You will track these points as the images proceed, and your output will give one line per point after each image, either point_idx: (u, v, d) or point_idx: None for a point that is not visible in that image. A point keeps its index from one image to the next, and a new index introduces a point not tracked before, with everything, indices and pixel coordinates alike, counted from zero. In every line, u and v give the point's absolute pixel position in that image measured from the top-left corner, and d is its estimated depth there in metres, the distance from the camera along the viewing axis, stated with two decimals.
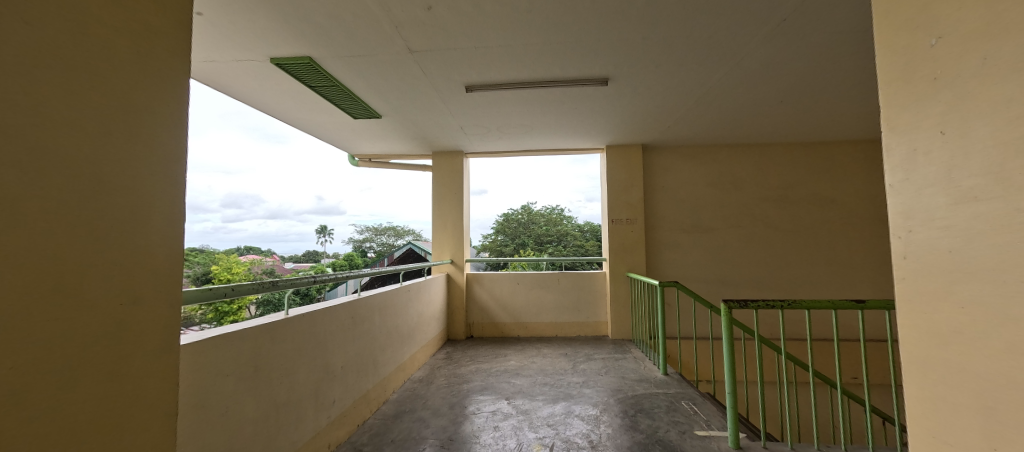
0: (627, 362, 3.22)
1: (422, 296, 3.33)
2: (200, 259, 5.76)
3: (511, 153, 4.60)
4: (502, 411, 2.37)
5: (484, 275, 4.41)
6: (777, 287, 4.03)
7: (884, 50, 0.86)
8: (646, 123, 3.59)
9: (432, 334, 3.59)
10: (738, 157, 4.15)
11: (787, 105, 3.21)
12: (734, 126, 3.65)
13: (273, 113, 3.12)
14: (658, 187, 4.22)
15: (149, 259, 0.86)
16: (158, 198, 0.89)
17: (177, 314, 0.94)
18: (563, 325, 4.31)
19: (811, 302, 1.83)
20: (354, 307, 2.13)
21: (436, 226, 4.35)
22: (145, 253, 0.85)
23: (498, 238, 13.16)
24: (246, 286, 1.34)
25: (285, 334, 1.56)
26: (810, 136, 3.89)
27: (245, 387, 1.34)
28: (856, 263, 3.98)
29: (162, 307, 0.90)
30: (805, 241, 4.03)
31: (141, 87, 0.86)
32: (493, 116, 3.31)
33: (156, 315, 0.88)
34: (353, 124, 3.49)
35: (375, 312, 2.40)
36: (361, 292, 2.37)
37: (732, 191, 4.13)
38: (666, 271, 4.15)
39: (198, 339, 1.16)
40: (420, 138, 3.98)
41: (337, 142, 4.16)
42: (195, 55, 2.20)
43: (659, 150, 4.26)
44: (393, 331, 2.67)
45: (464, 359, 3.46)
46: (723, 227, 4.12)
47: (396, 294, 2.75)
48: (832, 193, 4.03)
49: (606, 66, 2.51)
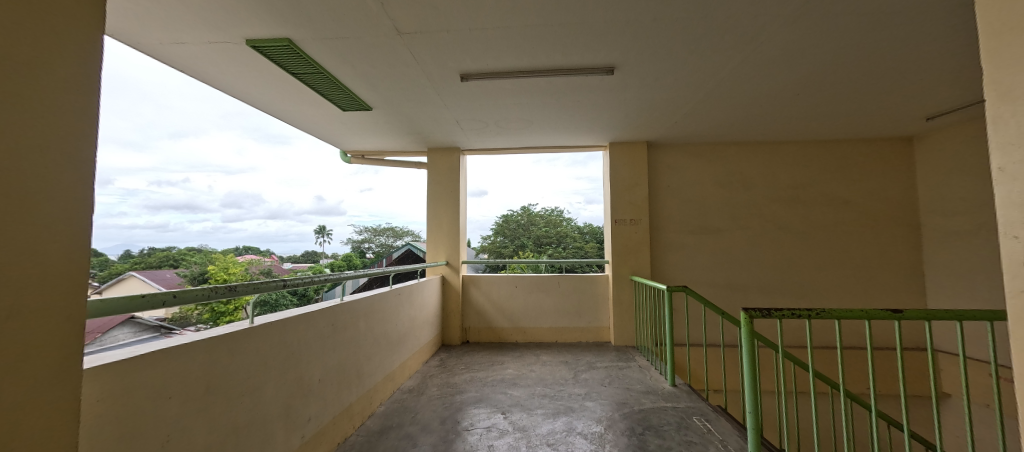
0: (632, 372, 3.02)
1: (414, 299, 3.13)
2: (195, 260, 5.68)
3: (510, 150, 4.41)
4: (498, 428, 2.17)
5: (481, 278, 4.22)
6: (788, 291, 3.85)
7: (987, 11, 0.79)
8: (652, 118, 3.41)
9: (425, 340, 3.39)
10: (747, 155, 3.97)
11: (800, 99, 3.04)
12: (744, 121, 3.48)
13: (255, 103, 2.92)
14: (663, 187, 4.03)
15: (10, 260, 0.65)
16: (33, 179, 0.68)
17: (63, 328, 0.74)
18: (563, 330, 4.11)
19: (842, 312, 1.64)
20: (335, 312, 1.94)
21: (431, 226, 4.17)
22: (5, 251, 0.64)
23: (497, 239, 12.99)
24: (193, 293, 1.11)
25: (249, 345, 1.37)
26: (823, 133, 3.71)
27: (194, 409, 1.15)
28: (871, 267, 3.79)
29: (35, 322, 0.69)
30: (817, 243, 3.85)
31: (5, 34, 0.66)
32: (490, 108, 3.12)
33: (22, 332, 0.67)
34: (342, 117, 3.30)
35: (360, 318, 2.20)
36: (345, 296, 2.17)
37: (740, 191, 3.95)
38: (671, 274, 3.96)
39: (122, 358, 0.95)
40: (414, 133, 3.80)
41: (328, 136, 3.96)
42: (163, 36, 2.01)
43: (665, 147, 4.08)
44: (380, 338, 2.47)
45: (458, 367, 3.26)
46: (731, 228, 3.94)
47: (384, 298, 2.55)
48: (846, 193, 3.85)
49: (612, 52, 2.32)
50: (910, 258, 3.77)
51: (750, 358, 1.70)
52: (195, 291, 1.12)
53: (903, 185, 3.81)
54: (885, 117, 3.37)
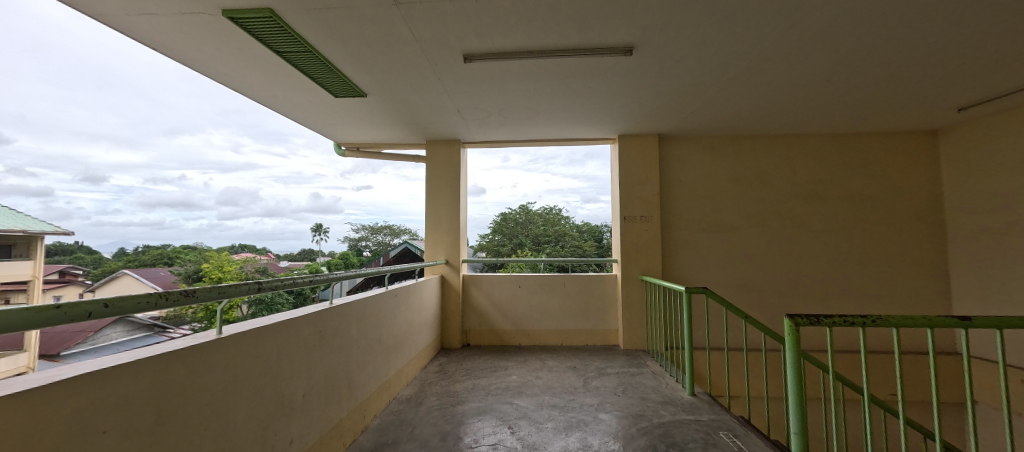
0: (646, 379, 2.82)
1: (411, 301, 2.91)
2: (193, 257, 6.23)
3: (513, 143, 4.19)
4: (505, 446, 1.95)
5: (482, 277, 4.01)
6: (806, 292, 3.65)
7: None
8: (666, 108, 3.21)
9: (423, 344, 3.18)
10: (763, 149, 3.77)
11: (826, 86, 2.84)
12: (763, 111, 3.27)
13: (238, 87, 2.69)
14: (675, 183, 3.83)
15: None
16: None
17: None
18: (569, 332, 3.90)
19: (903, 319, 1.43)
20: (323, 318, 1.72)
21: (430, 223, 3.95)
22: None
23: (495, 238, 12.80)
24: (132, 301, 0.88)
25: (217, 361, 1.14)
26: (844, 125, 3.52)
27: (142, 445, 0.92)
28: (894, 267, 3.61)
29: None
30: (836, 242, 3.66)
31: None
32: (494, 95, 2.91)
33: None
34: (334, 104, 3.07)
35: (352, 322, 1.98)
36: (335, 299, 1.94)
37: (756, 187, 3.75)
38: (683, 274, 3.76)
39: (32, 387, 0.72)
40: (412, 124, 3.57)
41: (319, 127, 3.72)
42: (127, 5, 1.77)
43: (677, 141, 3.88)
44: (375, 344, 2.25)
45: (459, 374, 3.04)
46: (747, 226, 3.74)
47: (379, 300, 2.32)
48: (867, 189, 3.66)
49: (633, 30, 2.10)
50: (934, 257, 3.59)
51: (796, 371, 1.50)
52: (135, 299, 0.89)
53: (926, 181, 3.63)
54: (912, 107, 3.18)
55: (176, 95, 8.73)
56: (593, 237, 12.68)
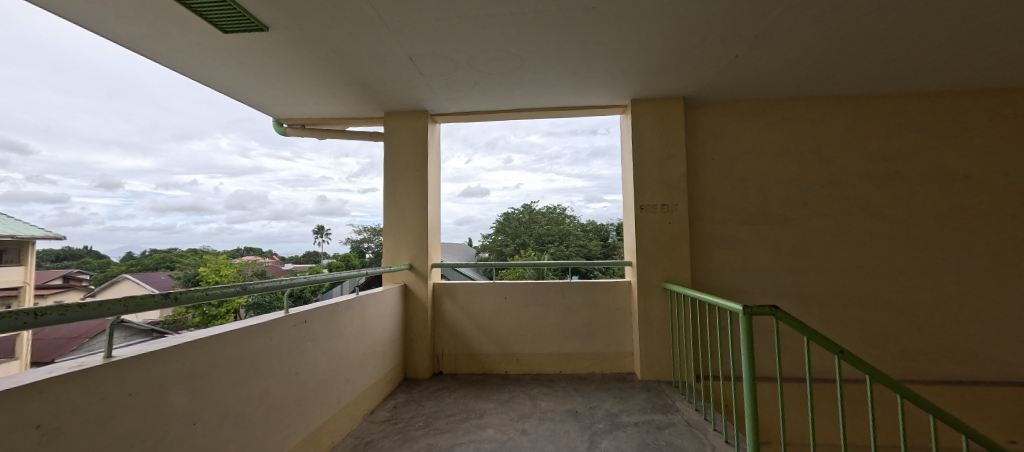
0: (680, 440, 1.93)
1: (341, 325, 2.04)
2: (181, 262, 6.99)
3: (496, 117, 3.35)
4: None
5: (458, 287, 3.14)
6: (885, 305, 2.74)
7: None
8: (696, 53, 2.33)
9: (366, 382, 2.31)
10: (822, 115, 2.87)
11: (942, 10, 1.92)
12: (832, 57, 2.37)
13: (77, 13, 1.89)
14: (704, 160, 2.94)
15: None
16: None
17: None
18: (569, 357, 3.02)
19: None
20: (58, 397, 0.83)
21: (391, 218, 3.09)
22: None
23: (498, 238, 12.07)
24: None
25: None
26: (939, 79, 2.60)
27: None
28: (1007, 269, 2.67)
29: None
30: (925, 236, 2.75)
31: None
32: (456, 28, 2.04)
33: None
34: (238, 49, 2.24)
35: (171, 385, 1.10)
36: (118, 352, 1.01)
37: (813, 164, 2.85)
38: (719, 280, 2.86)
39: None
40: (358, 86, 2.72)
41: (245, 97, 2.92)
42: None
43: (706, 107, 2.99)
44: (247, 405, 1.38)
45: (415, 427, 2.16)
46: (802, 216, 2.84)
47: (259, 334, 1.45)
48: (965, 165, 2.75)
49: None
50: None
51: None
52: None
53: None
54: None
55: (167, 97, 8.88)
56: (598, 236, 11.60)
